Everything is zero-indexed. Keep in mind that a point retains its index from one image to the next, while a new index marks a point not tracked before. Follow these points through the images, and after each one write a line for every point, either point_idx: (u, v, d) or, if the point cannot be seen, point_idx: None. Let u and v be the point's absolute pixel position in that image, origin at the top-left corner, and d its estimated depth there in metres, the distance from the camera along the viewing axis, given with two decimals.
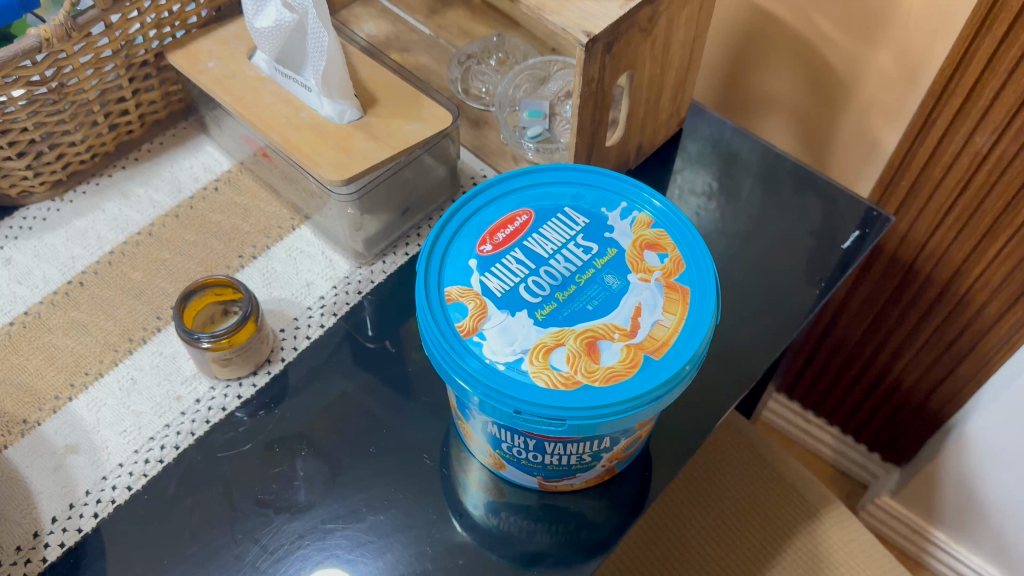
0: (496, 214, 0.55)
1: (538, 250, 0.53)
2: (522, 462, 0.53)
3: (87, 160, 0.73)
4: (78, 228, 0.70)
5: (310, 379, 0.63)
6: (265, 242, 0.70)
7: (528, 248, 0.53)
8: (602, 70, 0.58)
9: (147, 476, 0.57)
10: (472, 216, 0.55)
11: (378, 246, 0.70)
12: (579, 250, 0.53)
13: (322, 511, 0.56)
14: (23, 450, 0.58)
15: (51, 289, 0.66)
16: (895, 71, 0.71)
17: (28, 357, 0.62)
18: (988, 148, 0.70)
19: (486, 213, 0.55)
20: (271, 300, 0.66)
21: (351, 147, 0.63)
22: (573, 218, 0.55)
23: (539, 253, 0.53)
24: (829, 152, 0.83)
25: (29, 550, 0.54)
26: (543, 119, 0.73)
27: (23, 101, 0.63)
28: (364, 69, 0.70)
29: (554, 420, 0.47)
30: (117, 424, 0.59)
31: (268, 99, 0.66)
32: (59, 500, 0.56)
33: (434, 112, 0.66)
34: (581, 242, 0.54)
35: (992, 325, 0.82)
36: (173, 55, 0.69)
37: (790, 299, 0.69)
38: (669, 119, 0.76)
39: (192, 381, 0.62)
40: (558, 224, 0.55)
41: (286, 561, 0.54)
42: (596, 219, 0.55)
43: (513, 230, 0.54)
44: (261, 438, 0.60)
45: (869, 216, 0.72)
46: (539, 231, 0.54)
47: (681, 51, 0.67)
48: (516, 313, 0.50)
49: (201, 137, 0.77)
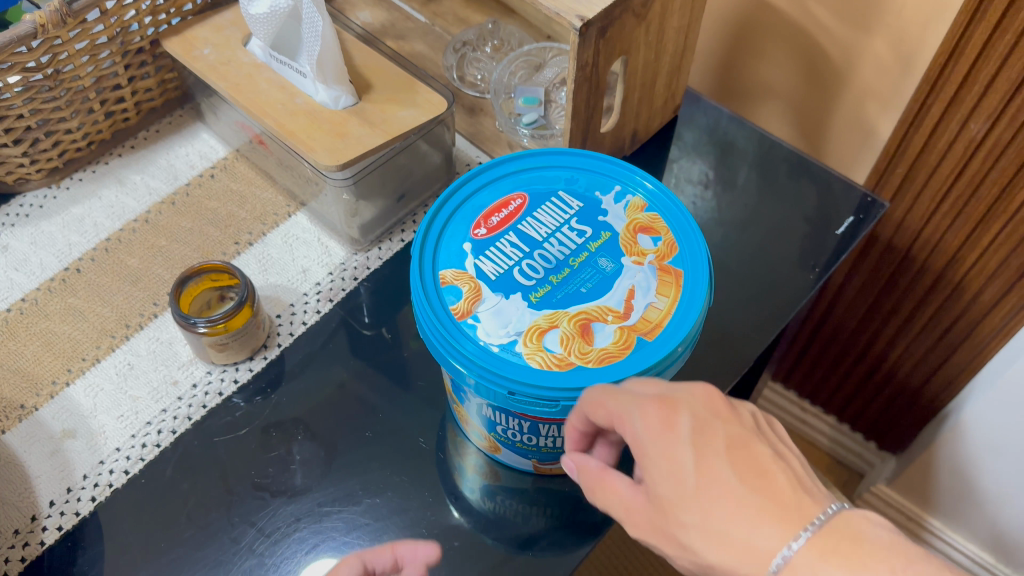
0: (490, 198, 0.55)
1: (532, 234, 0.54)
2: (517, 445, 0.54)
3: (84, 147, 0.73)
4: (74, 215, 0.70)
5: (306, 364, 0.63)
6: (261, 229, 0.70)
7: (523, 232, 0.54)
8: (596, 55, 0.58)
9: (144, 460, 0.57)
10: (466, 200, 0.55)
11: (374, 233, 0.70)
12: (573, 233, 0.54)
13: (319, 495, 0.57)
14: (21, 435, 0.58)
15: (47, 276, 0.66)
16: (889, 58, 0.71)
17: (26, 343, 0.63)
18: (982, 136, 0.70)
19: (480, 197, 0.55)
20: (267, 286, 0.66)
21: (346, 132, 0.63)
22: (567, 202, 0.55)
23: (534, 237, 0.53)
24: (824, 139, 0.83)
25: (27, 534, 0.54)
26: (538, 107, 0.73)
27: (19, 88, 0.63)
28: (359, 56, 0.70)
29: (547, 402, 0.47)
30: (114, 409, 0.59)
31: (263, 85, 0.67)
32: (57, 484, 0.56)
33: (428, 98, 0.66)
34: (575, 226, 0.54)
35: (987, 313, 0.83)
36: (168, 42, 0.69)
37: (784, 284, 0.69)
38: (664, 106, 0.77)
39: (189, 366, 0.62)
40: (552, 208, 0.55)
41: (282, 544, 0.54)
42: (590, 203, 0.55)
43: (507, 214, 0.54)
44: (257, 422, 0.60)
45: (864, 203, 0.72)
46: (533, 215, 0.55)
47: (676, 36, 0.68)
48: (510, 296, 0.50)
49: (197, 125, 0.78)
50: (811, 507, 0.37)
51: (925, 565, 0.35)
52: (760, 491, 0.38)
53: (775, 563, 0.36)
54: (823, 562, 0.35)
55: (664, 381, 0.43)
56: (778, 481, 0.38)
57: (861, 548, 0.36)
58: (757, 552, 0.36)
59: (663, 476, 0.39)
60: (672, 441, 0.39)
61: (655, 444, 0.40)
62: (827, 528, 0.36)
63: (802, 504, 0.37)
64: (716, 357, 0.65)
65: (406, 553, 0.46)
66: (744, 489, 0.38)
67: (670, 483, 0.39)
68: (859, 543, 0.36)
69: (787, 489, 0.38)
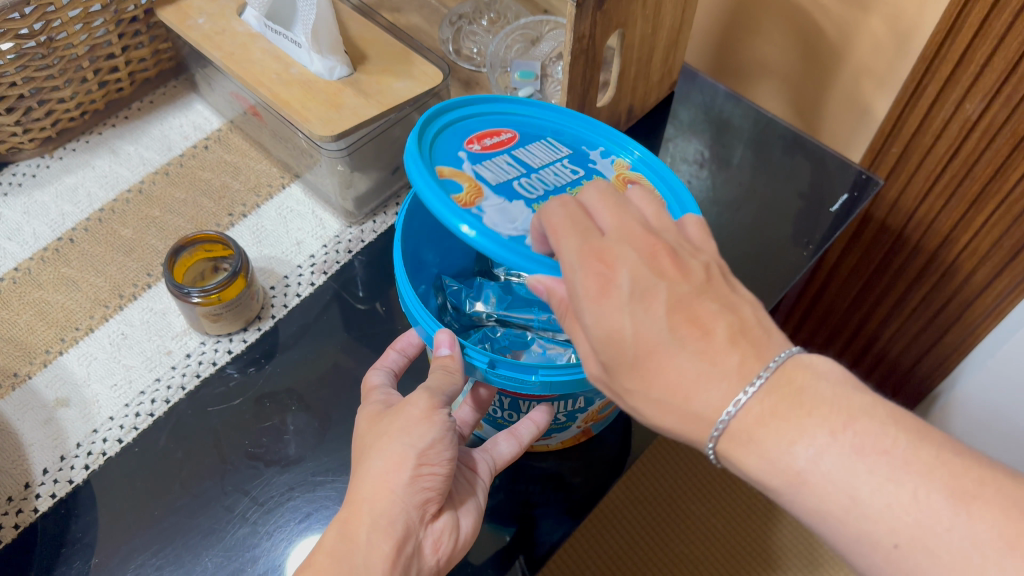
0: (481, 126, 0.54)
1: (527, 160, 0.53)
2: (498, 421, 0.54)
3: (77, 117, 0.73)
4: (67, 184, 0.70)
5: (299, 336, 0.63)
6: (255, 201, 0.70)
7: (517, 156, 0.53)
8: (593, 28, 0.58)
9: (138, 429, 0.57)
10: (457, 122, 0.54)
11: (368, 205, 0.70)
12: (567, 171, 0.53)
13: (312, 464, 0.57)
14: (13, 403, 0.58)
15: (41, 246, 0.66)
16: (886, 38, 0.71)
17: (19, 312, 0.63)
18: (978, 115, 0.70)
19: (472, 125, 0.54)
20: (261, 258, 0.66)
21: (341, 103, 0.63)
22: (557, 145, 0.55)
23: (529, 164, 0.53)
24: (820, 117, 0.84)
25: (21, 501, 0.54)
26: (534, 81, 0.72)
27: (12, 55, 0.63)
28: (355, 27, 0.70)
29: (524, 373, 0.46)
30: (108, 377, 0.59)
31: (258, 55, 0.66)
32: (50, 452, 0.56)
33: (424, 70, 0.66)
34: (568, 165, 0.54)
35: (979, 293, 0.83)
36: (163, 12, 0.69)
37: (779, 260, 0.69)
38: (661, 82, 0.77)
39: (183, 337, 0.62)
40: (544, 146, 0.55)
41: (275, 512, 0.54)
42: (578, 151, 0.55)
43: (499, 141, 0.54)
44: (251, 393, 0.60)
45: (859, 180, 0.72)
46: (525, 149, 0.54)
47: (672, 11, 0.67)
48: (512, 202, 0.48)
49: (191, 96, 0.77)
50: (749, 360, 0.35)
51: (867, 421, 0.33)
52: (702, 346, 0.35)
53: (714, 429, 0.35)
54: (761, 430, 0.34)
55: (617, 215, 0.39)
56: (719, 337, 0.35)
57: (801, 406, 0.34)
58: (696, 418, 0.35)
59: (599, 340, 0.37)
60: (614, 302, 0.36)
61: (591, 307, 0.37)
62: (766, 386, 0.34)
63: (738, 355, 0.35)
64: None
65: (404, 344, 0.54)
66: (679, 345, 0.35)
67: (610, 347, 0.36)
68: (799, 400, 0.34)
69: (720, 340, 0.35)
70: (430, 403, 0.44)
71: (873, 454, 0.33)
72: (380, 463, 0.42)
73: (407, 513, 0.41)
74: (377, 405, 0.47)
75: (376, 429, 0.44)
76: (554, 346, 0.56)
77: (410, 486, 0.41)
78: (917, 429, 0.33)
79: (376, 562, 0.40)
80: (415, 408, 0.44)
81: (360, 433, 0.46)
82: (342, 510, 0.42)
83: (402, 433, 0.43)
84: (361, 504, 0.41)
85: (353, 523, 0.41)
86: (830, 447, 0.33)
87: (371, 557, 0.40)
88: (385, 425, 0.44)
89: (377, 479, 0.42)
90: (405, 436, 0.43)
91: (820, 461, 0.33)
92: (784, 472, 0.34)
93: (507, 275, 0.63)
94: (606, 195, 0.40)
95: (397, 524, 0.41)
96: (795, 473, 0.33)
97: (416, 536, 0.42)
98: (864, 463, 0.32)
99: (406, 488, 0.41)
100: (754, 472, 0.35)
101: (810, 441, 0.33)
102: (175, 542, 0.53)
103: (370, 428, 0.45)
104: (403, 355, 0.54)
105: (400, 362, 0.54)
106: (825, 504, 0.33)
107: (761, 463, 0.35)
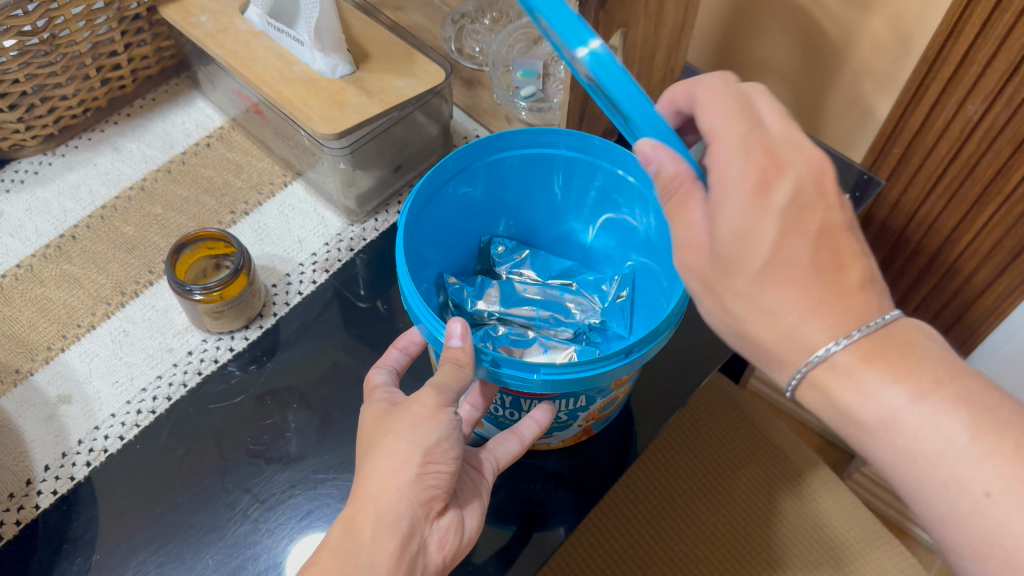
0: None
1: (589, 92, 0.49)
2: (499, 420, 0.54)
3: (79, 114, 0.73)
4: (69, 181, 0.70)
5: (300, 334, 0.63)
6: (257, 199, 0.70)
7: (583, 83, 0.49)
8: (596, 27, 0.58)
9: (139, 426, 0.57)
10: None
11: (370, 204, 0.70)
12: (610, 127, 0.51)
13: (313, 462, 0.57)
14: (15, 399, 0.58)
15: (43, 242, 0.66)
16: (888, 38, 0.71)
17: (21, 308, 0.63)
18: (979, 116, 0.70)
19: None
20: (263, 256, 0.66)
21: (344, 101, 0.63)
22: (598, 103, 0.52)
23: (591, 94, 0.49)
24: (822, 116, 0.83)
25: (23, 497, 0.54)
26: (536, 79, 0.73)
27: (15, 52, 0.63)
28: (357, 26, 0.70)
29: (528, 372, 0.46)
30: (109, 374, 0.60)
31: (261, 53, 0.66)
32: (52, 449, 0.56)
33: (427, 68, 0.66)
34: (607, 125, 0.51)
35: (981, 293, 0.83)
36: (166, 9, 0.69)
37: None
38: (663, 81, 0.77)
39: (184, 334, 0.62)
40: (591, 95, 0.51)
41: (277, 510, 0.55)
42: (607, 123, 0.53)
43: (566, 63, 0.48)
44: (252, 391, 0.60)
45: (860, 181, 0.72)
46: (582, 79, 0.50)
47: (676, 10, 0.67)
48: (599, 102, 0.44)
49: (193, 93, 0.77)
50: (874, 305, 0.35)
51: (969, 382, 0.35)
52: (829, 272, 0.35)
53: (814, 356, 0.35)
54: (867, 364, 0.35)
55: (786, 129, 0.38)
56: (853, 277, 0.35)
57: (911, 355, 0.35)
58: (798, 341, 0.35)
59: (728, 235, 0.36)
60: (762, 203, 0.35)
61: (740, 198, 0.36)
62: (883, 329, 0.35)
63: (865, 300, 0.35)
64: (705, 335, 0.65)
65: (406, 342, 0.54)
66: (815, 274, 0.35)
67: (738, 243, 0.36)
68: (909, 350, 0.35)
69: (852, 281, 0.35)
70: (438, 401, 0.44)
71: (975, 407, 0.34)
72: (386, 461, 0.42)
73: (413, 510, 0.41)
74: (382, 403, 0.47)
75: (382, 428, 0.44)
76: (554, 344, 0.57)
77: (416, 483, 0.42)
78: (995, 392, 0.35)
79: (381, 560, 0.40)
80: (422, 406, 0.44)
81: (365, 433, 0.46)
82: (347, 507, 0.42)
83: (408, 431, 0.43)
84: (366, 501, 0.41)
85: (358, 521, 0.41)
86: (934, 393, 0.34)
87: (376, 554, 0.40)
88: (391, 423, 0.44)
89: (382, 477, 0.42)
90: (411, 433, 0.43)
91: (919, 404, 0.34)
92: (880, 410, 0.35)
93: (508, 275, 0.63)
94: (778, 110, 0.39)
95: (402, 522, 0.41)
96: (891, 413, 0.35)
97: (421, 533, 0.42)
98: (962, 413, 0.34)
99: (411, 486, 0.41)
100: (842, 405, 0.36)
101: (899, 390, 0.34)
102: (176, 539, 0.53)
103: (376, 426, 0.45)
104: (405, 354, 0.54)
105: (402, 361, 0.54)
106: (916, 445, 0.34)
107: (855, 395, 0.35)
